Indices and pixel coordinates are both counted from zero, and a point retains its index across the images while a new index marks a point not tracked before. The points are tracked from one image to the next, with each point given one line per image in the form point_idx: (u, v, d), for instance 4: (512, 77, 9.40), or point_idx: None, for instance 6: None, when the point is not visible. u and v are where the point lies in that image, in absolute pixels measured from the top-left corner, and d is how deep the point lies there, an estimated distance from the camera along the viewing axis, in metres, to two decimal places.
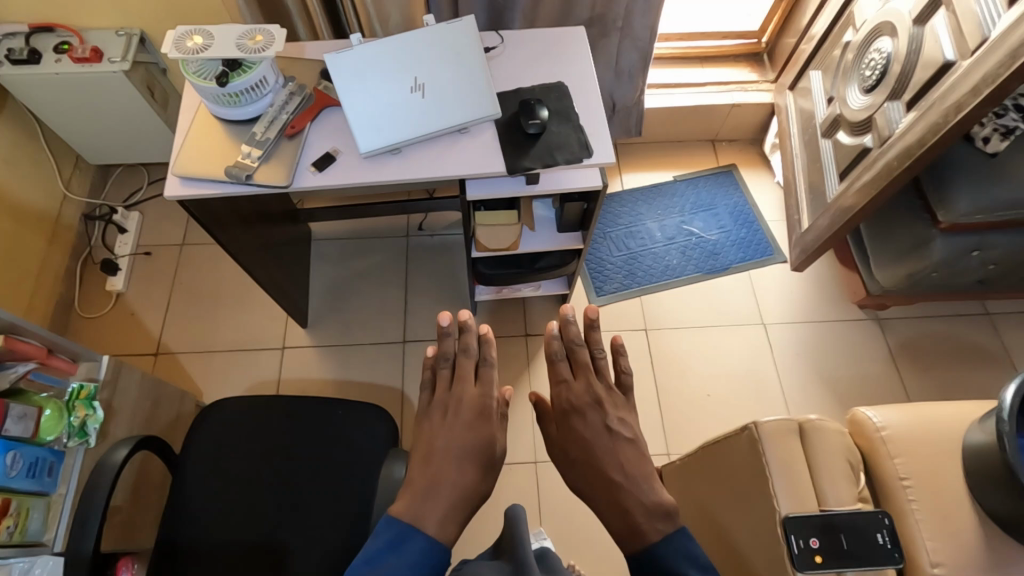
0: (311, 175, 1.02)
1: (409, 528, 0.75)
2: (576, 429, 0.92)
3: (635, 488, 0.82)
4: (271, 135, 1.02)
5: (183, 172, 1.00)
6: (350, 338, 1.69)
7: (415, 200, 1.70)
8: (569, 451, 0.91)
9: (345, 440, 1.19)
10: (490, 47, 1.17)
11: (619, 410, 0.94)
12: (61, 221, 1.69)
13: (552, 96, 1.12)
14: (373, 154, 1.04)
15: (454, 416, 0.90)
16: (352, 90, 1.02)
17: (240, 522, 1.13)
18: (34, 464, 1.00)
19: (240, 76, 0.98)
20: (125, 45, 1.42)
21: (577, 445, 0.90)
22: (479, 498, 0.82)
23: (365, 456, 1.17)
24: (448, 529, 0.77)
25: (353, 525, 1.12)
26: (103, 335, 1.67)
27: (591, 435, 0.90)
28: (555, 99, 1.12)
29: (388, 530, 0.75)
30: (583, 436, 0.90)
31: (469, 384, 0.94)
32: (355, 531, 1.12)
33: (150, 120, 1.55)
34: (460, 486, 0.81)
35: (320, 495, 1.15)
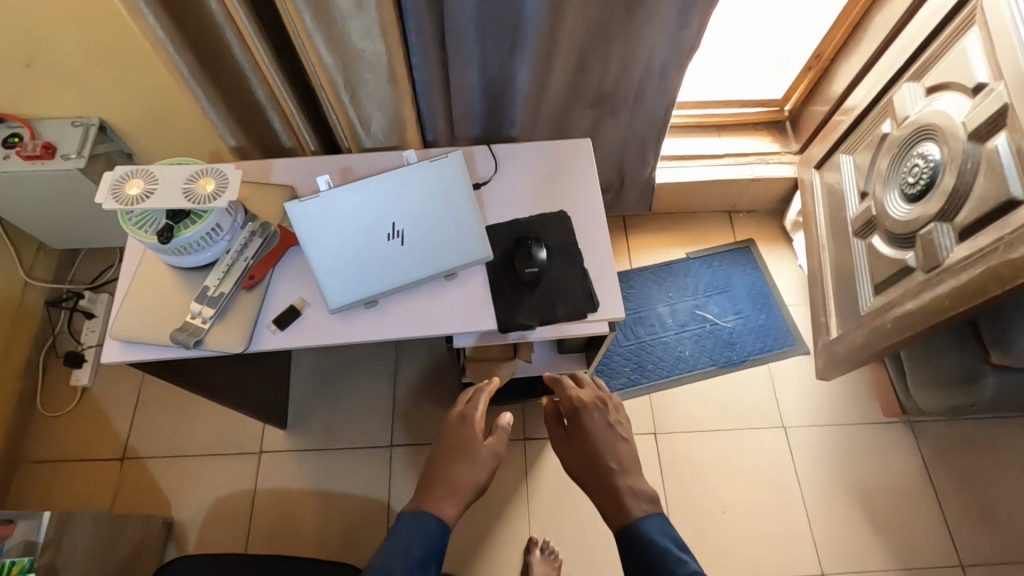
0: (271, 334, 0.89)
1: (414, 514, 0.87)
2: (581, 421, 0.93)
3: (628, 475, 0.86)
4: (226, 289, 0.88)
5: (123, 336, 0.86)
6: (333, 441, 1.55)
7: None
8: (574, 445, 0.92)
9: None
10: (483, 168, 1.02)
11: (617, 413, 0.97)
12: (22, 311, 1.56)
13: (551, 226, 0.98)
14: (344, 308, 0.89)
15: (453, 426, 0.98)
16: (319, 241, 0.88)
17: None
18: None
19: (190, 228, 0.84)
20: (82, 136, 1.28)
21: (580, 439, 0.91)
22: (479, 491, 0.92)
23: None
24: (452, 510, 0.89)
25: None
26: (67, 436, 1.54)
27: (599, 425, 0.92)
28: (556, 228, 0.98)
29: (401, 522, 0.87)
30: (592, 422, 0.92)
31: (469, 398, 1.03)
32: None
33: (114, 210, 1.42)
34: (461, 479, 0.91)
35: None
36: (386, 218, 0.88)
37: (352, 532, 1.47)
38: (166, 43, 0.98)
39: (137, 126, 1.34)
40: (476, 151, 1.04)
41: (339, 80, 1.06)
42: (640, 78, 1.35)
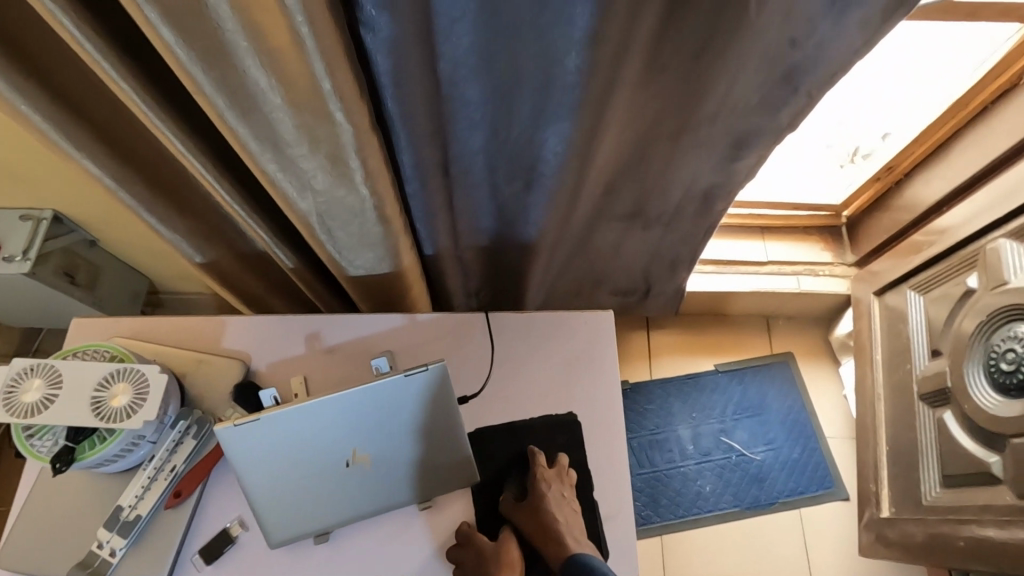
0: (195, 571, 0.71)
1: None
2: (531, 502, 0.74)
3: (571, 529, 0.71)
4: (143, 512, 0.71)
5: (12, 567, 0.69)
6: None
7: None
8: (521, 509, 0.74)
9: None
10: (480, 349, 0.84)
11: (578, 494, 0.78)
12: None
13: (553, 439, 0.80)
14: (290, 543, 0.73)
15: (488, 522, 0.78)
16: (257, 470, 0.68)
17: None
18: None
19: (98, 448, 0.67)
20: (31, 233, 1.12)
21: (530, 505, 0.73)
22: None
23: None
24: None
25: None
26: None
27: (549, 504, 0.72)
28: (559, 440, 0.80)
29: None
30: (539, 498, 0.73)
31: None
32: None
33: (70, 303, 1.26)
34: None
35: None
36: (344, 443, 0.70)
37: None
38: (106, 180, 0.81)
39: (96, 219, 1.17)
40: (474, 322, 0.85)
41: (314, 223, 0.88)
42: (677, 201, 1.16)
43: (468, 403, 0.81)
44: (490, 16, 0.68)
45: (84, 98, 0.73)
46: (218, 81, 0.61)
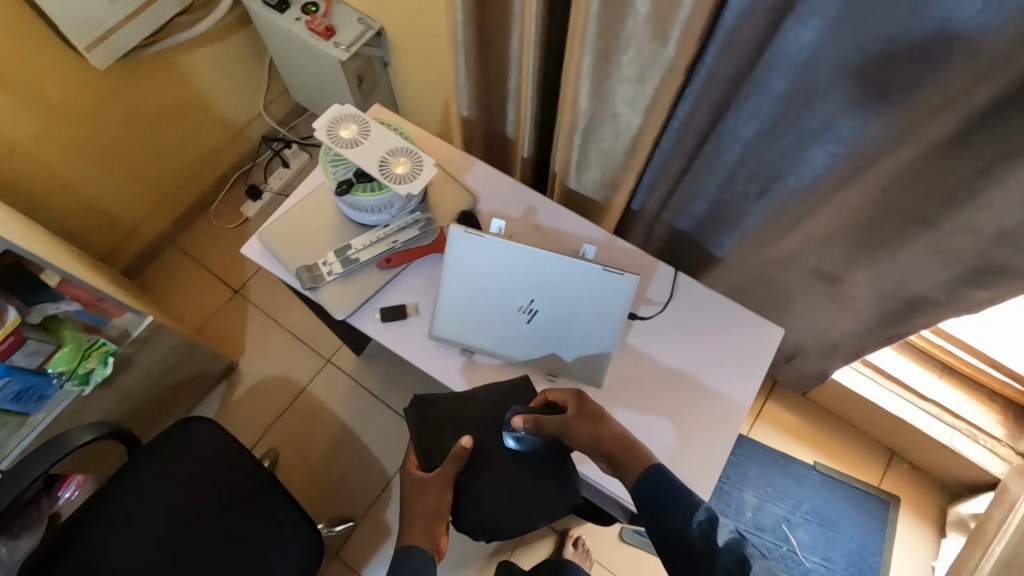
0: (371, 321, 0.89)
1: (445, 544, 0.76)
2: (579, 412, 0.75)
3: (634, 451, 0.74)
4: (362, 258, 0.89)
5: (266, 243, 0.91)
6: (384, 394, 1.60)
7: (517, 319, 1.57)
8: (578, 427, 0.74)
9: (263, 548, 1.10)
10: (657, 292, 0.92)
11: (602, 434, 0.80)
12: (243, 134, 1.76)
13: (498, 381, 0.83)
14: (443, 341, 0.87)
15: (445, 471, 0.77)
16: (459, 273, 0.83)
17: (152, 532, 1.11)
18: (23, 391, 1.04)
19: (367, 194, 0.85)
20: (359, 34, 1.37)
21: (593, 420, 0.75)
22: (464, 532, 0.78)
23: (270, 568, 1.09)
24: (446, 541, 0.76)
25: None
26: (213, 248, 1.75)
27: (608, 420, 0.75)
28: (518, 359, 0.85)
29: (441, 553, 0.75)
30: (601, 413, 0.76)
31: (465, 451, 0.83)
32: None
33: (348, 101, 1.52)
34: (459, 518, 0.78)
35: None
36: (528, 291, 0.82)
37: (348, 481, 1.52)
38: (457, 14, 0.97)
39: (403, 49, 1.40)
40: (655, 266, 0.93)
41: (579, 128, 1.00)
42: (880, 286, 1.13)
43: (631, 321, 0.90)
44: (848, 21, 0.72)
45: None
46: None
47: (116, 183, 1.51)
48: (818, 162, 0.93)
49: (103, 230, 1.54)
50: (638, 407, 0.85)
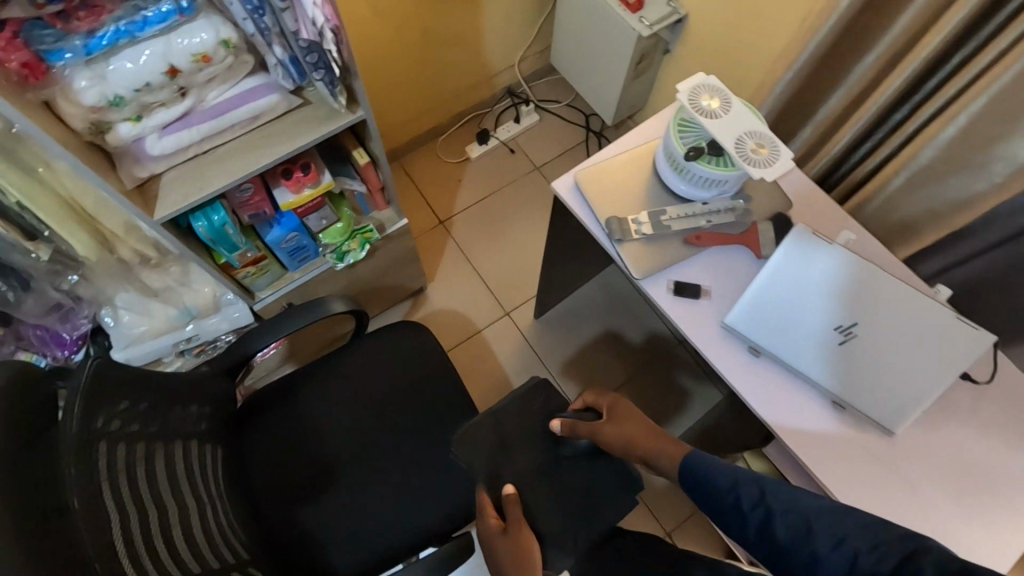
0: (663, 290, 0.88)
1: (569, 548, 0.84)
2: (611, 418, 0.85)
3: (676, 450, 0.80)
4: (673, 227, 0.88)
5: (580, 184, 0.92)
6: (551, 363, 1.61)
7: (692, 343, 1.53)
8: (612, 427, 0.84)
9: (449, 461, 1.11)
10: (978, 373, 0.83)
11: None
12: (491, 80, 1.83)
13: (519, 403, 0.95)
14: (732, 331, 0.85)
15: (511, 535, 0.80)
16: (783, 271, 0.81)
17: (353, 414, 1.14)
18: (298, 249, 1.12)
19: (711, 167, 0.84)
20: (664, 15, 1.36)
21: (619, 414, 0.85)
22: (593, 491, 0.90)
23: (450, 490, 1.09)
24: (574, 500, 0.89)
25: (393, 532, 1.05)
26: (431, 176, 1.83)
27: (629, 412, 0.85)
28: (534, 402, 0.95)
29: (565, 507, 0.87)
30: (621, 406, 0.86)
31: (505, 532, 0.80)
32: (393, 539, 1.04)
33: (618, 77, 1.54)
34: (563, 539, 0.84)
35: (397, 483, 1.09)
36: (852, 313, 0.79)
37: None
38: (831, 16, 0.94)
39: (699, 40, 1.38)
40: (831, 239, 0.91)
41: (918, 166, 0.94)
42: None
43: (962, 380, 0.83)
44: None
45: None
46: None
47: (384, 92, 1.59)
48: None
49: None
50: (926, 470, 0.79)
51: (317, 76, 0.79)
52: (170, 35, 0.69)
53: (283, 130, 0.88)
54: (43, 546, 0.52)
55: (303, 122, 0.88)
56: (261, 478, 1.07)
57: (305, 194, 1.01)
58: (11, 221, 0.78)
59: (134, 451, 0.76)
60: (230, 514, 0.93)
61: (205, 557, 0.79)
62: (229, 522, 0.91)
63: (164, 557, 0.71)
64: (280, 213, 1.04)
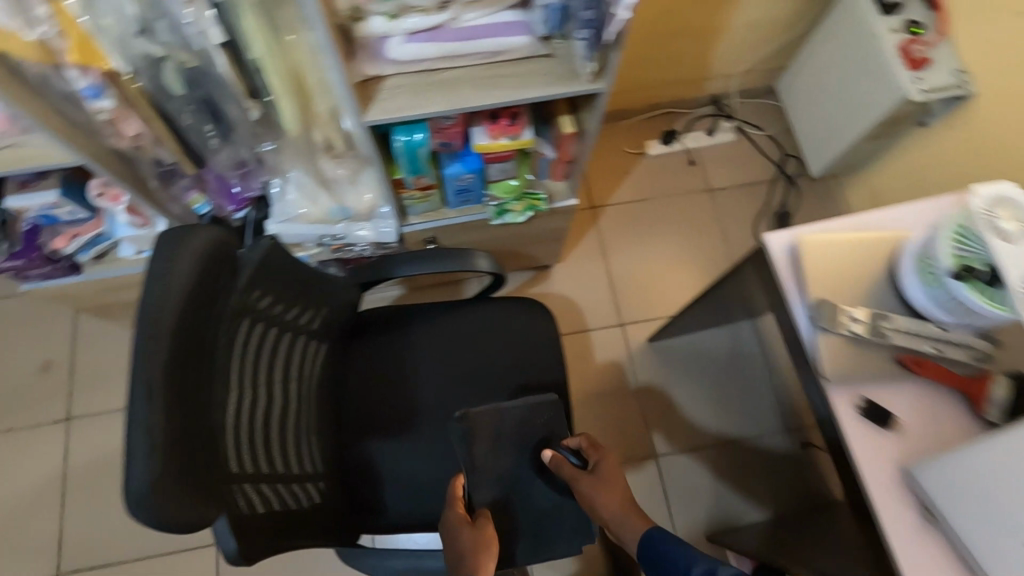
0: (848, 403, 0.76)
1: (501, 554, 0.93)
2: (597, 476, 0.92)
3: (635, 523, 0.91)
4: (891, 340, 0.75)
5: (799, 247, 0.81)
6: (646, 394, 1.52)
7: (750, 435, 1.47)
8: (603, 485, 0.91)
9: None
10: None
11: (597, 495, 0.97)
12: (703, 82, 1.68)
13: (525, 415, 0.94)
14: (908, 482, 0.73)
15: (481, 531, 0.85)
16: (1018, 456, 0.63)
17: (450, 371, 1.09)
18: (464, 191, 1.08)
19: (982, 299, 0.69)
20: (946, 86, 1.17)
21: (607, 476, 0.92)
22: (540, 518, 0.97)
23: None
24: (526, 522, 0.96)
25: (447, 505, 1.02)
26: (600, 157, 1.72)
27: (616, 477, 0.92)
28: (541, 421, 0.94)
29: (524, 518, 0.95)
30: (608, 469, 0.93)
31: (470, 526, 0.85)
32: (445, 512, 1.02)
33: (852, 132, 1.36)
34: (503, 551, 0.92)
35: None
36: None
37: None
38: None
39: (974, 129, 1.17)
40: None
41: None
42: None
43: None
44: None
45: None
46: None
47: None
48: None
49: None
50: None
51: (583, 33, 0.76)
52: None
53: (514, 76, 0.81)
54: (186, 410, 0.56)
55: (538, 73, 0.81)
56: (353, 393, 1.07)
57: (500, 142, 0.96)
58: (245, 76, 0.77)
59: (280, 335, 0.80)
60: (326, 416, 0.97)
61: (301, 451, 0.82)
62: (325, 422, 0.95)
63: (272, 441, 0.75)
64: (467, 151, 1.00)
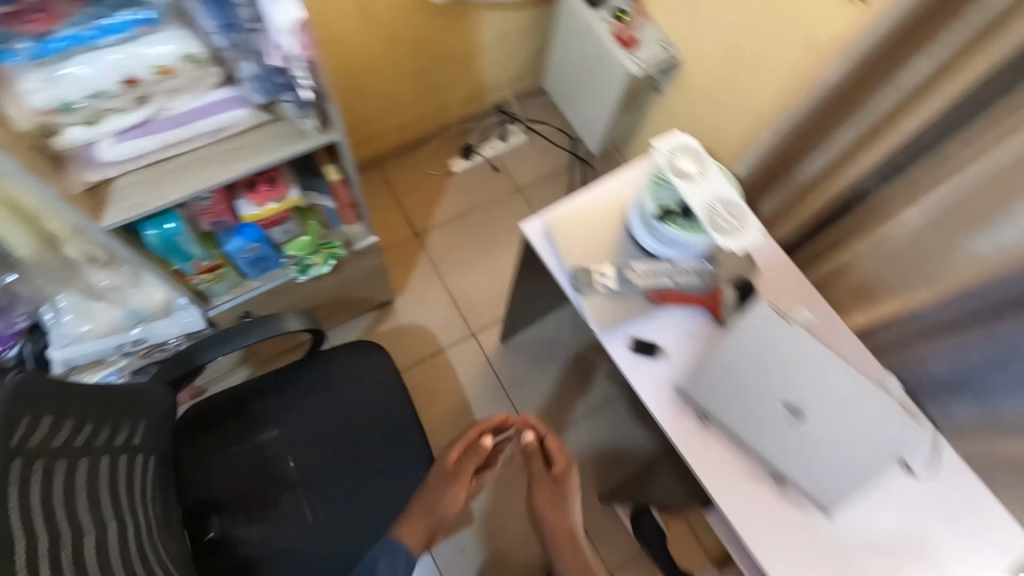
0: (622, 347, 0.87)
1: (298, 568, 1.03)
2: (553, 480, 0.97)
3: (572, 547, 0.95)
4: (640, 283, 0.87)
5: (551, 230, 0.91)
6: (511, 390, 1.60)
7: (613, 395, 1.62)
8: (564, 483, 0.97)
9: (390, 480, 1.10)
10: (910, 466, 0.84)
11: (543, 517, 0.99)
12: (483, 96, 1.82)
13: (261, 447, 1.09)
14: (682, 397, 0.84)
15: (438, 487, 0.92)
16: (731, 366, 0.81)
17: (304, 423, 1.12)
18: (259, 260, 1.08)
19: (685, 227, 0.84)
20: (655, 55, 1.37)
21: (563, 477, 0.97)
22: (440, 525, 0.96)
23: (389, 509, 1.09)
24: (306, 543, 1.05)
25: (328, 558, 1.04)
26: (410, 184, 1.81)
27: (568, 477, 0.97)
28: (275, 447, 1.10)
29: (296, 537, 1.04)
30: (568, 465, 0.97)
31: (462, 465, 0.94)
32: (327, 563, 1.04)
33: (605, 108, 1.54)
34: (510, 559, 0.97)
35: (330, 511, 1.07)
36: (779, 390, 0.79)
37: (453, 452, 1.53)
38: (824, 78, 0.92)
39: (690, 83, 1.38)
40: (527, 235, 0.93)
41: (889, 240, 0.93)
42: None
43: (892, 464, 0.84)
44: None
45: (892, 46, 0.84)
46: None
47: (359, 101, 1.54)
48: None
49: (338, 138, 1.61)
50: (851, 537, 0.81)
51: (286, 96, 0.78)
52: (130, 45, 0.68)
53: (251, 144, 0.84)
54: None
55: (276, 136, 0.85)
56: (220, 478, 1.06)
57: (269, 208, 0.97)
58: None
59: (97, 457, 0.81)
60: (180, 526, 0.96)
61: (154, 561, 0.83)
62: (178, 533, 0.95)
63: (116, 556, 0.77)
64: (242, 223, 1.01)
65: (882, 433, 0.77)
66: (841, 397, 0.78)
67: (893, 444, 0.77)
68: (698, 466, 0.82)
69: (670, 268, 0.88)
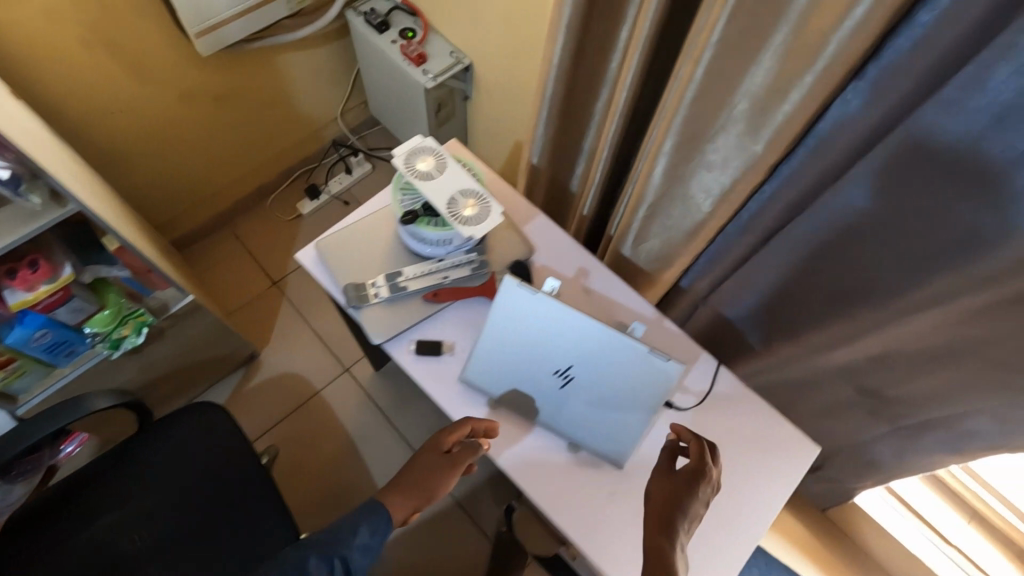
0: (405, 351, 0.88)
1: None
2: (692, 484, 0.73)
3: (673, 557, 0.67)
4: (411, 287, 0.89)
5: (322, 251, 0.92)
6: (393, 416, 1.59)
7: None
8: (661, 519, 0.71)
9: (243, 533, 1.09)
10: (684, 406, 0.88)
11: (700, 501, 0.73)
12: (318, 135, 1.81)
13: (94, 539, 1.05)
14: (468, 386, 0.86)
15: (430, 470, 0.81)
16: (496, 347, 0.83)
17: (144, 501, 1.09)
18: (56, 344, 1.04)
19: (434, 228, 0.86)
20: (448, 66, 1.41)
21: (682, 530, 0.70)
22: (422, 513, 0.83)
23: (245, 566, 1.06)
24: None
25: None
26: (260, 236, 1.77)
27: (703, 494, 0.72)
28: (111, 535, 1.05)
29: None
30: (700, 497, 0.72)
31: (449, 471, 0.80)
32: None
33: (422, 125, 1.57)
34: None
35: None
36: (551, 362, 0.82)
37: (343, 491, 1.50)
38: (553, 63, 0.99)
39: (488, 85, 1.44)
40: (302, 262, 0.93)
41: (648, 197, 0.99)
42: (929, 423, 1.04)
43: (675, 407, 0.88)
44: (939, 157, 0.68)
45: (593, 20, 0.91)
46: (723, 40, 0.69)
47: (177, 162, 1.50)
48: (900, 277, 0.85)
49: (167, 204, 1.56)
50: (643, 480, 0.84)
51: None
52: None
53: None
54: None
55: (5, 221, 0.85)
56: None
57: (40, 291, 0.94)
58: None
59: None
60: None
61: None
62: None
63: None
64: (21, 313, 0.97)
65: (645, 381, 0.80)
66: (597, 354, 0.80)
67: (656, 386, 0.79)
68: (492, 447, 0.83)
69: (441, 266, 0.91)
